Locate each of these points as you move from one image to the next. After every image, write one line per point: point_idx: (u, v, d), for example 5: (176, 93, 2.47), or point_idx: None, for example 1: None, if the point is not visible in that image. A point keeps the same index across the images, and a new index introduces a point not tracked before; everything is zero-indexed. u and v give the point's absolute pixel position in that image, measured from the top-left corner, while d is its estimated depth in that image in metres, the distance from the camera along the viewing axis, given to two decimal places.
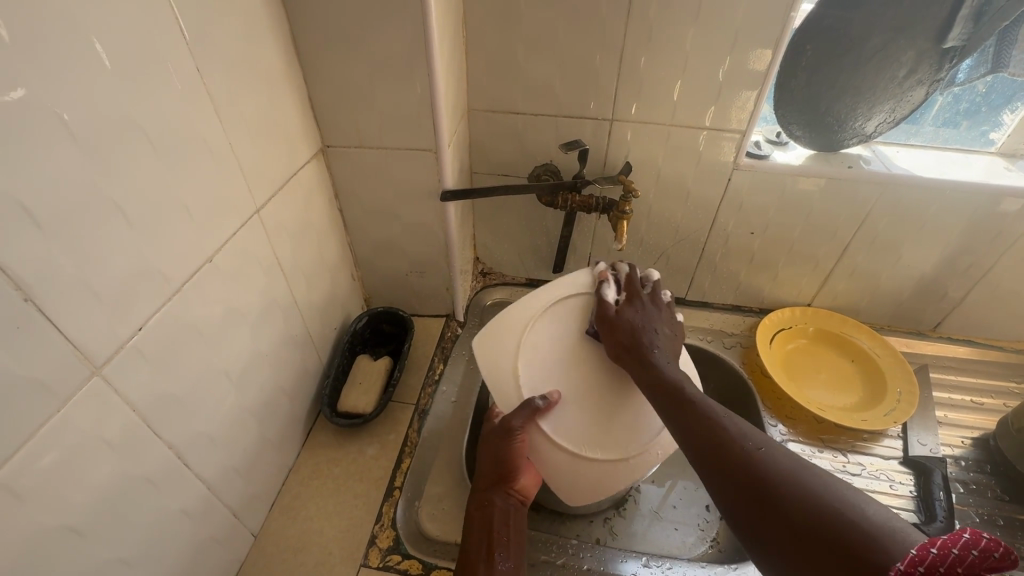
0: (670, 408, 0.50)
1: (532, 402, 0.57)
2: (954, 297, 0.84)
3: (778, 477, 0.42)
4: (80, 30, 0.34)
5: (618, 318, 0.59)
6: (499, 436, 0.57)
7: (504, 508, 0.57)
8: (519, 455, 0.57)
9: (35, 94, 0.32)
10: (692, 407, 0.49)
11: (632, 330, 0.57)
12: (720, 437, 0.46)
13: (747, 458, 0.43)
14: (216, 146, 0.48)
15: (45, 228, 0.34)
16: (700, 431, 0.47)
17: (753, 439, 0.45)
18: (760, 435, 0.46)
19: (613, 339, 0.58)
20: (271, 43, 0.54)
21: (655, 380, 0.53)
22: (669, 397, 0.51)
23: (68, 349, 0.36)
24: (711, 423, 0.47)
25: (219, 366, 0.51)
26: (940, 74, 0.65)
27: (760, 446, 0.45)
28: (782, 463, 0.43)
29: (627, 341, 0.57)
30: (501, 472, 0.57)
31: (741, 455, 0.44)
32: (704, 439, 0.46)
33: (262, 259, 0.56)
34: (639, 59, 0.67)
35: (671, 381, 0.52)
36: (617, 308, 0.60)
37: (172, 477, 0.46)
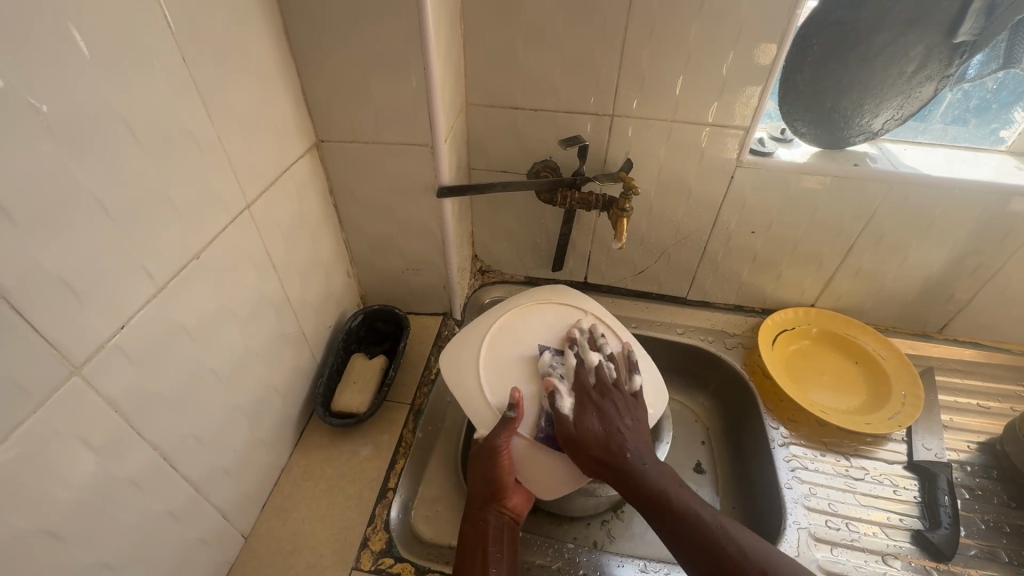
0: (659, 520, 0.52)
1: (504, 415, 0.57)
2: (961, 298, 0.82)
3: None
4: (58, 19, 0.33)
5: (584, 436, 0.55)
6: (485, 456, 0.57)
7: (496, 527, 0.56)
8: (508, 471, 0.57)
9: (9, 84, 0.31)
10: (688, 523, 0.51)
11: (601, 446, 0.55)
12: (716, 552, 0.49)
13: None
14: (204, 141, 0.46)
15: (21, 224, 0.32)
16: (701, 552, 0.50)
17: (755, 557, 0.49)
18: (759, 547, 0.50)
19: (579, 458, 0.55)
20: (262, 34, 0.53)
21: (639, 490, 0.53)
22: (660, 509, 0.52)
23: (45, 349, 0.35)
24: (713, 539, 0.50)
25: (206, 365, 0.49)
26: (950, 69, 0.64)
27: (765, 564, 0.49)
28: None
29: (599, 457, 0.54)
30: (491, 491, 0.56)
31: (744, 571, 0.48)
32: (703, 560, 0.49)
33: (253, 256, 0.55)
34: (641, 53, 0.66)
35: (657, 489, 0.53)
36: (582, 419, 0.56)
37: (157, 479, 0.45)
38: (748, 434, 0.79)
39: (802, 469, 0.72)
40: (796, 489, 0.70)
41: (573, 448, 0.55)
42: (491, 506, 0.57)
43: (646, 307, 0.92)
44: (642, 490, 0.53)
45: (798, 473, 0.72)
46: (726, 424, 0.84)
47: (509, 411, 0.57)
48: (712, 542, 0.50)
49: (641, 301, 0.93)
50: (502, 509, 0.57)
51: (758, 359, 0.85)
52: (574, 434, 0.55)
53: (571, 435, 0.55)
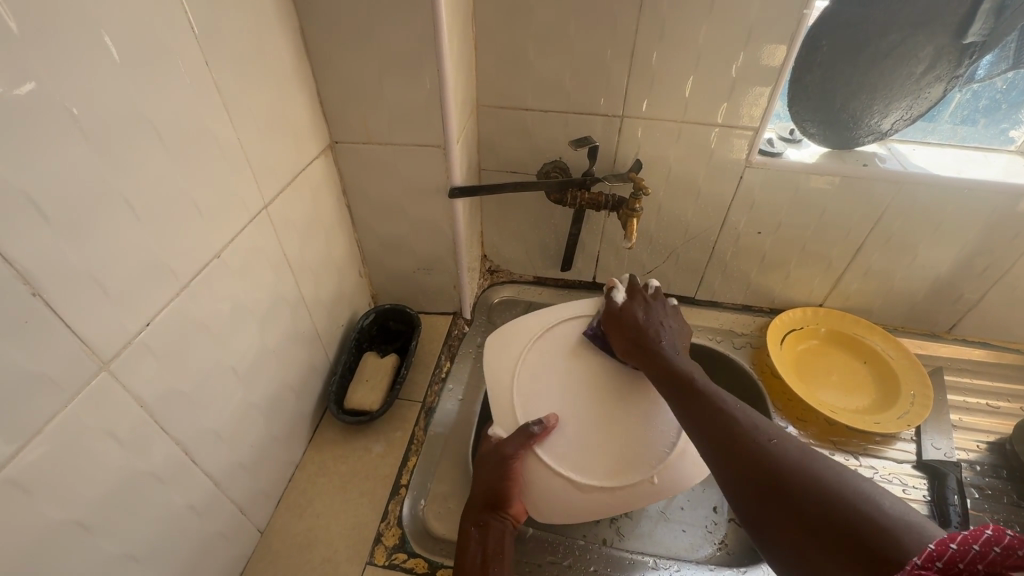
0: (680, 398, 0.55)
1: (528, 427, 0.60)
2: (970, 298, 0.82)
3: (779, 468, 0.43)
4: (91, 25, 0.34)
5: (628, 320, 0.65)
6: (496, 466, 0.59)
7: (499, 531, 0.56)
8: (515, 483, 0.58)
9: (43, 87, 0.32)
10: (704, 396, 0.53)
11: (638, 322, 0.64)
12: (732, 425, 0.48)
13: (768, 447, 0.45)
14: (224, 142, 0.47)
15: (53, 223, 0.33)
16: (715, 419, 0.50)
17: (764, 428, 0.48)
18: (770, 425, 0.48)
19: (621, 339, 0.65)
20: (280, 37, 0.54)
21: (665, 369, 0.58)
22: (682, 385, 0.55)
23: (76, 345, 0.36)
24: (724, 409, 0.50)
25: (226, 362, 0.50)
26: (959, 70, 0.64)
27: (775, 434, 0.47)
28: (809, 457, 0.44)
29: (632, 337, 0.64)
30: (496, 498, 0.58)
31: (751, 436, 0.47)
32: (718, 431, 0.48)
33: (270, 255, 0.56)
34: (651, 54, 0.67)
35: (682, 371, 0.57)
36: (630, 312, 0.66)
37: (179, 473, 0.46)
38: None
39: None
40: None
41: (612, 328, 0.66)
42: (495, 511, 0.57)
43: None
44: (676, 372, 0.57)
45: None
46: None
47: (534, 426, 0.60)
48: (726, 413, 0.50)
49: None
50: (505, 515, 0.57)
51: (766, 359, 0.85)
52: (619, 315, 0.66)
53: (624, 313, 0.65)
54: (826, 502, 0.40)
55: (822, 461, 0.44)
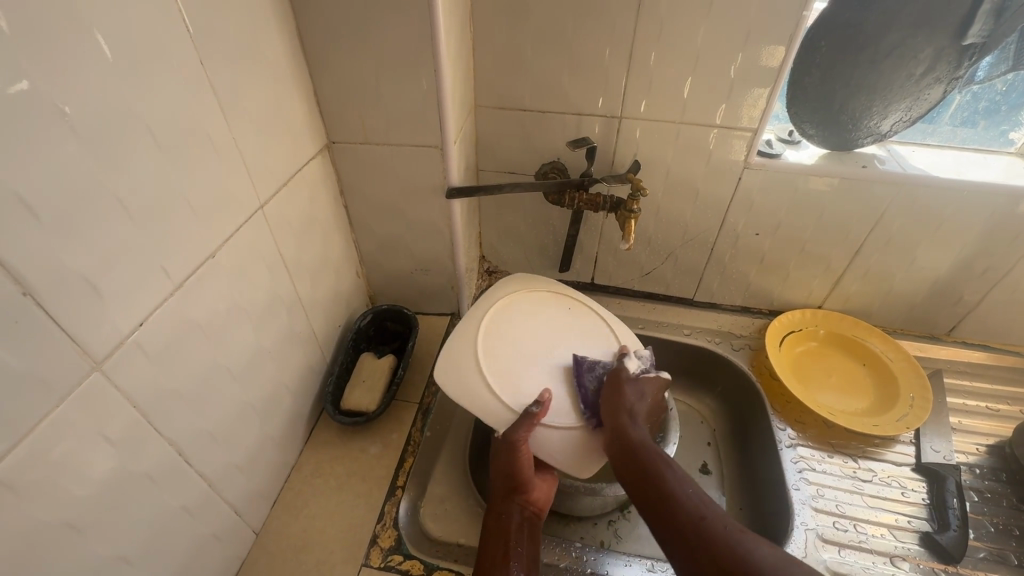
0: (642, 483, 0.49)
1: (527, 410, 0.57)
2: (969, 301, 0.82)
3: (716, 562, 0.40)
4: (83, 23, 0.34)
5: (612, 391, 0.58)
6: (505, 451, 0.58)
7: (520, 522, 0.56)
8: (526, 462, 0.58)
9: (35, 87, 0.32)
10: (654, 476, 0.48)
11: (616, 397, 0.58)
12: (674, 511, 0.45)
13: (703, 535, 0.42)
14: (219, 142, 0.47)
15: (46, 222, 0.33)
16: (658, 504, 0.46)
17: (701, 508, 0.44)
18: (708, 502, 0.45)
19: (605, 403, 0.58)
20: (276, 36, 0.54)
21: (625, 442, 0.52)
22: (635, 463, 0.50)
23: (68, 345, 0.35)
24: (665, 489, 0.47)
25: (221, 362, 0.50)
26: (959, 72, 0.64)
27: (709, 514, 0.44)
28: (751, 540, 0.41)
29: (612, 407, 0.57)
30: (515, 487, 0.57)
31: (690, 521, 0.43)
32: (677, 524, 0.44)
33: (266, 256, 0.56)
34: (650, 54, 0.66)
35: (641, 445, 0.52)
36: (612, 384, 0.59)
37: (173, 474, 0.46)
38: (754, 434, 0.80)
39: (810, 471, 0.72)
40: (804, 490, 0.70)
41: (605, 391, 0.59)
42: (514, 501, 0.57)
43: (653, 308, 0.93)
44: (644, 449, 0.51)
45: (805, 474, 0.72)
46: (732, 425, 0.84)
47: (534, 406, 0.57)
48: (669, 494, 0.46)
49: (648, 302, 0.94)
50: (524, 503, 0.58)
51: (764, 360, 0.85)
52: (622, 378, 0.60)
53: (616, 379, 0.59)
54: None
55: (755, 547, 0.40)
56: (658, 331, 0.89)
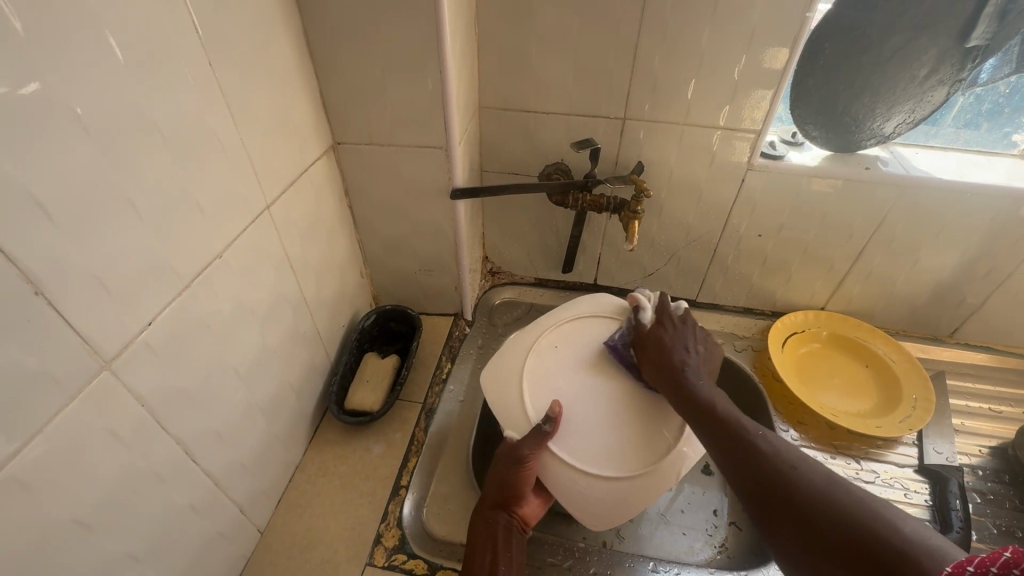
0: (706, 430, 0.52)
1: (539, 427, 0.58)
2: (972, 302, 0.82)
3: (807, 506, 0.42)
4: (96, 24, 0.34)
5: (650, 348, 0.61)
6: (509, 460, 0.58)
7: (504, 528, 0.57)
8: (526, 482, 0.58)
9: (47, 87, 0.32)
10: (734, 430, 0.50)
11: (666, 352, 0.59)
12: (760, 460, 0.47)
13: (789, 482, 0.44)
14: (227, 142, 0.47)
15: (58, 222, 0.34)
16: (742, 453, 0.48)
17: (788, 457, 0.47)
18: (797, 453, 0.47)
19: (650, 364, 0.60)
20: (283, 37, 0.54)
21: (692, 398, 0.55)
22: (708, 418, 0.53)
23: (78, 343, 0.36)
24: (748, 439, 0.49)
25: (227, 361, 0.51)
26: (963, 73, 0.64)
27: (800, 464, 0.46)
28: (805, 473, 0.44)
29: (659, 365, 0.59)
30: (506, 496, 0.58)
31: (774, 468, 0.46)
32: (738, 463, 0.48)
33: (272, 256, 0.56)
34: (654, 56, 0.67)
35: (710, 401, 0.54)
36: (654, 340, 0.61)
37: (179, 472, 0.46)
38: None
39: None
40: None
41: (642, 353, 0.61)
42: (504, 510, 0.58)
43: None
44: (699, 403, 0.54)
45: None
46: None
47: (545, 424, 0.58)
48: (751, 446, 0.48)
49: None
50: (513, 513, 0.59)
51: (767, 362, 0.85)
52: (647, 339, 0.61)
53: (653, 336, 0.61)
54: (848, 534, 0.39)
55: (844, 488, 0.43)
56: None
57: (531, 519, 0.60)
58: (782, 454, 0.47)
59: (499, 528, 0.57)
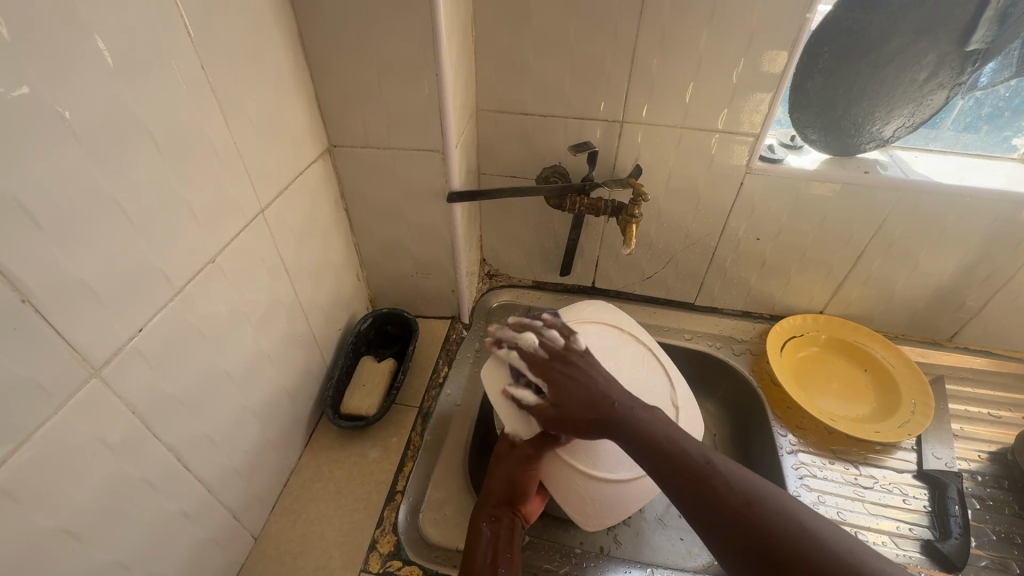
0: (647, 458, 0.50)
1: (555, 432, 0.58)
2: (972, 307, 0.82)
3: (768, 543, 0.42)
4: (85, 29, 0.34)
5: (564, 401, 0.55)
6: (518, 461, 0.58)
7: (510, 528, 0.56)
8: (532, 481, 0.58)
9: (36, 91, 0.32)
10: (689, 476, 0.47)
11: (576, 388, 0.56)
12: (716, 497, 0.46)
13: (750, 518, 0.44)
14: (220, 146, 0.47)
15: (47, 229, 0.33)
16: (694, 492, 0.47)
17: (744, 491, 0.45)
18: (750, 481, 0.47)
19: (573, 406, 0.55)
20: (277, 40, 0.54)
21: (635, 437, 0.51)
22: (654, 456, 0.50)
23: (67, 351, 0.35)
24: (703, 475, 0.47)
25: (220, 367, 0.50)
26: (962, 77, 0.64)
27: (755, 495, 0.45)
28: (760, 509, 0.44)
29: (575, 404, 0.55)
30: (511, 496, 0.58)
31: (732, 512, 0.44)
32: (692, 497, 0.46)
33: (267, 260, 0.56)
34: (652, 60, 0.66)
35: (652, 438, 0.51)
36: (558, 375, 0.57)
37: (171, 479, 0.45)
38: (755, 440, 0.79)
39: (811, 477, 0.72)
40: (804, 496, 0.70)
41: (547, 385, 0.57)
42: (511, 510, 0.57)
43: (654, 312, 0.92)
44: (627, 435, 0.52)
45: (806, 481, 0.71)
46: (733, 431, 0.84)
47: (562, 431, 0.58)
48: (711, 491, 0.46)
49: (649, 306, 0.93)
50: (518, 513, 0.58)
51: (766, 366, 0.84)
52: (555, 365, 0.58)
53: (563, 375, 0.57)
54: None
55: (806, 526, 0.43)
56: (659, 335, 0.89)
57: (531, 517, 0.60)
58: (736, 486, 0.46)
59: (505, 528, 0.56)
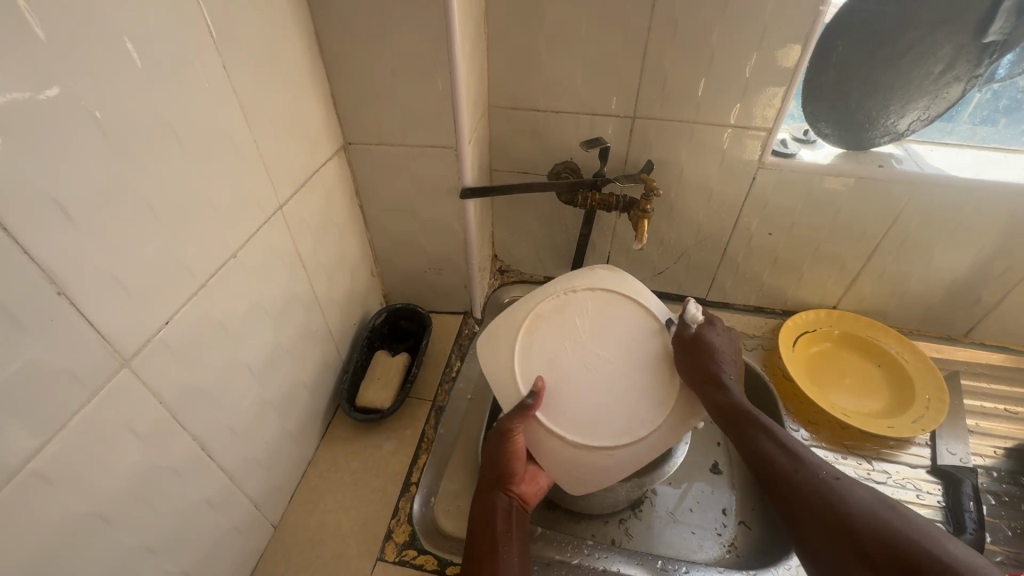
0: (736, 429, 0.53)
1: (521, 402, 0.57)
2: (988, 302, 0.81)
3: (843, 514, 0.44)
4: (114, 29, 0.35)
5: (700, 347, 0.59)
6: (497, 437, 0.59)
7: (504, 508, 0.57)
8: (515, 456, 0.58)
9: (67, 91, 0.33)
10: (772, 445, 0.50)
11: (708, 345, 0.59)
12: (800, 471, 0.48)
13: (833, 488, 0.46)
14: (240, 143, 0.48)
15: (77, 224, 0.34)
16: (778, 463, 0.49)
17: (829, 468, 0.48)
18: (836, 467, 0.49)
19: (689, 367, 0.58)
20: (295, 39, 0.55)
21: (731, 405, 0.54)
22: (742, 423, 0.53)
23: (98, 342, 0.37)
24: (791, 452, 0.50)
25: (241, 359, 0.51)
26: (979, 69, 0.64)
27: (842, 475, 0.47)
28: (845, 483, 0.46)
29: (693, 371, 0.57)
30: (500, 476, 0.58)
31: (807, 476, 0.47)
32: (775, 463, 0.49)
33: (285, 256, 0.57)
34: (664, 55, 0.66)
35: (747, 410, 0.53)
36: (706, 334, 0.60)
37: (196, 468, 0.47)
38: None
39: None
40: None
41: (680, 352, 0.59)
42: (504, 490, 0.58)
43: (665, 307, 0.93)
44: (736, 406, 0.54)
45: None
46: None
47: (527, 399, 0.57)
48: (794, 465, 0.48)
49: (660, 301, 0.93)
50: (512, 492, 0.58)
51: (778, 361, 0.84)
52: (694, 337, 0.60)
53: (703, 339, 0.59)
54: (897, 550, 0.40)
55: (889, 506, 0.44)
56: None
57: (532, 497, 0.59)
58: (820, 464, 0.48)
59: (499, 509, 0.57)
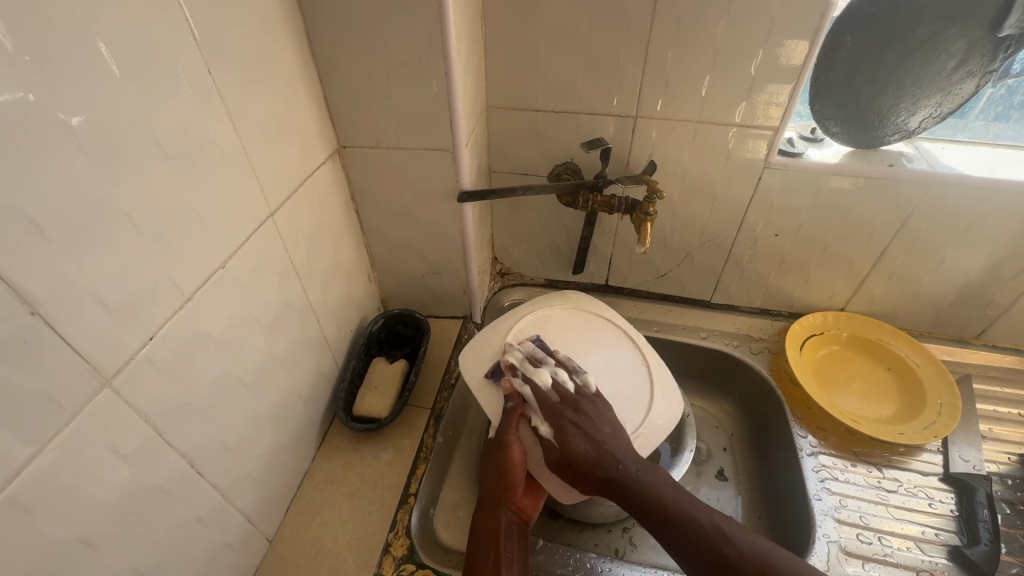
0: (642, 517, 0.52)
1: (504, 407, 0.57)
2: (1001, 303, 0.79)
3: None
4: (88, 34, 0.33)
5: (564, 442, 0.54)
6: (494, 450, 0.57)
7: (508, 522, 0.55)
8: (517, 466, 0.56)
9: (41, 100, 0.31)
10: (666, 522, 0.51)
11: (577, 432, 0.54)
12: (706, 548, 0.49)
13: (737, 560, 0.48)
14: (228, 150, 0.46)
15: (51, 238, 0.33)
16: (683, 548, 0.50)
17: (723, 533, 0.50)
18: (734, 528, 0.51)
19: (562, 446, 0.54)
20: (284, 40, 0.53)
21: (624, 496, 0.52)
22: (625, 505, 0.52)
23: (78, 362, 0.35)
24: (692, 526, 0.50)
25: (232, 372, 0.50)
26: (993, 65, 0.62)
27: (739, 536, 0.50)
28: (745, 542, 0.49)
29: (572, 472, 0.54)
30: (501, 489, 0.56)
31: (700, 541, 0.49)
32: (678, 540, 0.50)
33: (278, 264, 0.56)
34: (667, 53, 0.64)
35: (636, 491, 0.52)
36: (563, 425, 0.55)
37: (185, 486, 0.45)
38: (774, 441, 0.78)
39: (831, 480, 0.70)
40: (825, 500, 0.68)
41: (547, 446, 0.55)
42: (505, 503, 0.56)
43: (669, 310, 0.91)
44: (633, 494, 0.52)
45: (827, 484, 0.69)
46: (750, 432, 0.82)
47: (506, 402, 0.58)
48: (695, 538, 0.50)
49: (663, 304, 0.92)
50: (513, 507, 0.57)
51: (784, 365, 0.82)
52: (561, 407, 0.56)
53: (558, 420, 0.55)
54: None
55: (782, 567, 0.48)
56: (675, 334, 0.87)
57: (529, 509, 0.58)
58: (715, 530, 0.50)
59: (502, 523, 0.55)
